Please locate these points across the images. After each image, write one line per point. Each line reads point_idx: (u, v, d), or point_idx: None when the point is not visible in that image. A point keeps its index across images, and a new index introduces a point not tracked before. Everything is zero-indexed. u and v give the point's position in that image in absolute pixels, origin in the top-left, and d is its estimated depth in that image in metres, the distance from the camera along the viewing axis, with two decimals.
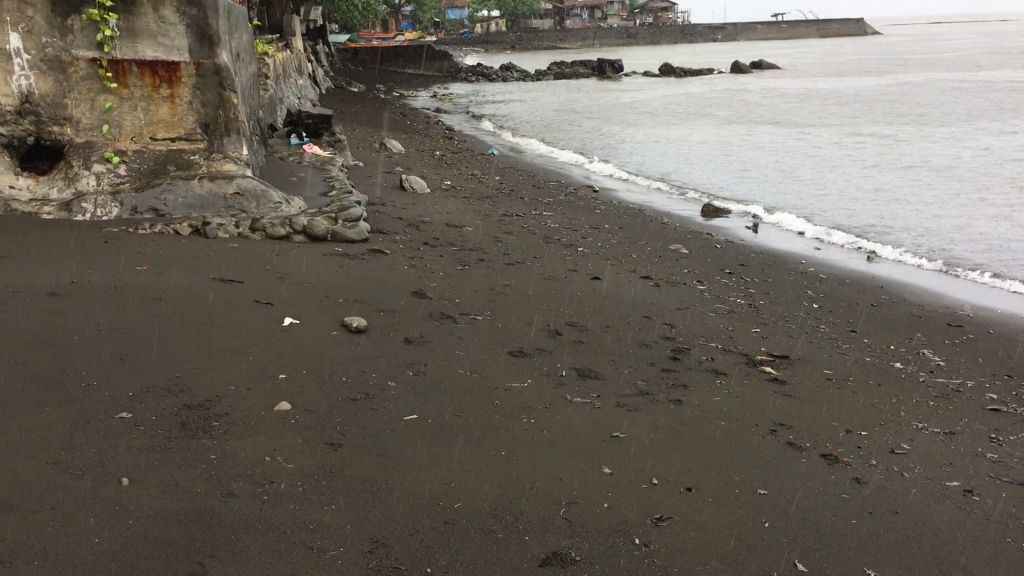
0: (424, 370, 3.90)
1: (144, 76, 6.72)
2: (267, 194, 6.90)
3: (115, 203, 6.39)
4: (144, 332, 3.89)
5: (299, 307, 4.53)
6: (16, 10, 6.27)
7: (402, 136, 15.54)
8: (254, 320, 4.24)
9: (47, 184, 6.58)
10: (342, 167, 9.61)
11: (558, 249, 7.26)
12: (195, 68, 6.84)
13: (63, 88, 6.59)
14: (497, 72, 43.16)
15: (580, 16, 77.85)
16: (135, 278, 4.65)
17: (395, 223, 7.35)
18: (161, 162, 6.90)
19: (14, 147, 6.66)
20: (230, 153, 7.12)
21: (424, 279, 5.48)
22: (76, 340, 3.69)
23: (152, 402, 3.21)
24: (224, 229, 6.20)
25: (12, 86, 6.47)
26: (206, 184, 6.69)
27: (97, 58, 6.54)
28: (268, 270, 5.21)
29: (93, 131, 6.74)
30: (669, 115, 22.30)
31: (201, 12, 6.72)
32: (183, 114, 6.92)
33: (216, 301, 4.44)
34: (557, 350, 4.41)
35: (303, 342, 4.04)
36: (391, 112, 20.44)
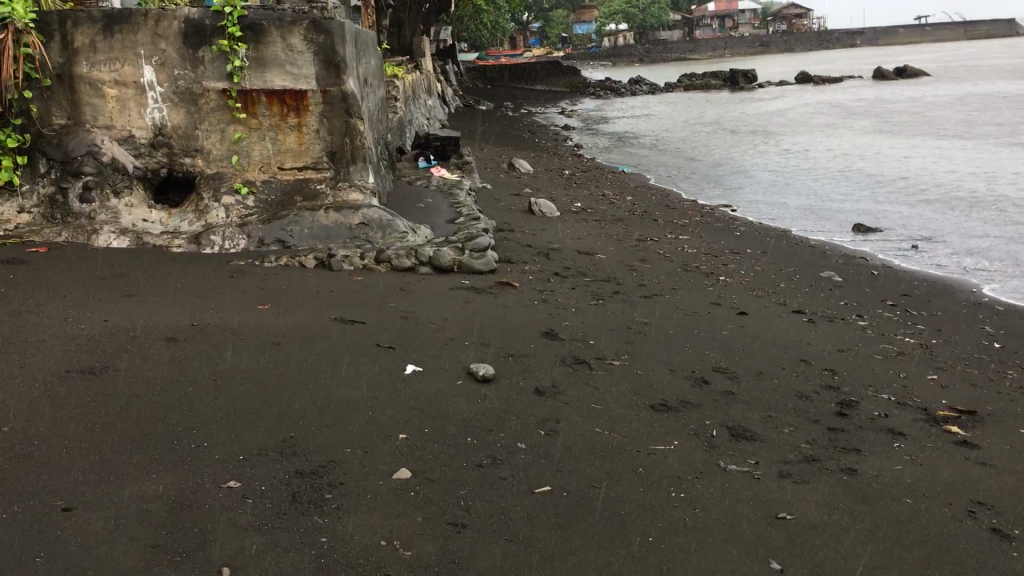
0: (558, 429, 3.51)
1: (272, 106, 6.62)
2: (393, 223, 6.68)
3: (242, 234, 6.28)
4: (262, 383, 3.66)
5: (422, 352, 4.23)
6: (150, 43, 6.33)
7: (531, 154, 15.32)
8: (375, 368, 3.96)
9: (178, 217, 6.55)
10: (470, 191, 9.36)
11: (698, 278, 6.77)
12: (322, 96, 6.69)
13: (194, 120, 6.59)
14: (624, 86, 42.59)
15: (711, 26, 76.49)
16: (255, 320, 4.46)
17: (524, 252, 7.02)
18: (289, 193, 6.75)
19: (149, 180, 6.67)
20: (356, 181, 6.91)
21: (555, 317, 5.10)
22: (190, 393, 3.48)
23: (263, 468, 2.95)
24: (350, 261, 6.01)
25: (146, 119, 6.55)
26: (332, 214, 6.52)
27: (227, 88, 6.50)
28: (392, 309, 4.94)
29: (224, 162, 6.70)
30: (809, 127, 21.29)
31: (329, 39, 6.56)
32: (311, 142, 6.78)
33: (338, 345, 4.20)
34: (706, 403, 3.94)
35: (426, 395, 3.72)
36: (520, 130, 20.28)
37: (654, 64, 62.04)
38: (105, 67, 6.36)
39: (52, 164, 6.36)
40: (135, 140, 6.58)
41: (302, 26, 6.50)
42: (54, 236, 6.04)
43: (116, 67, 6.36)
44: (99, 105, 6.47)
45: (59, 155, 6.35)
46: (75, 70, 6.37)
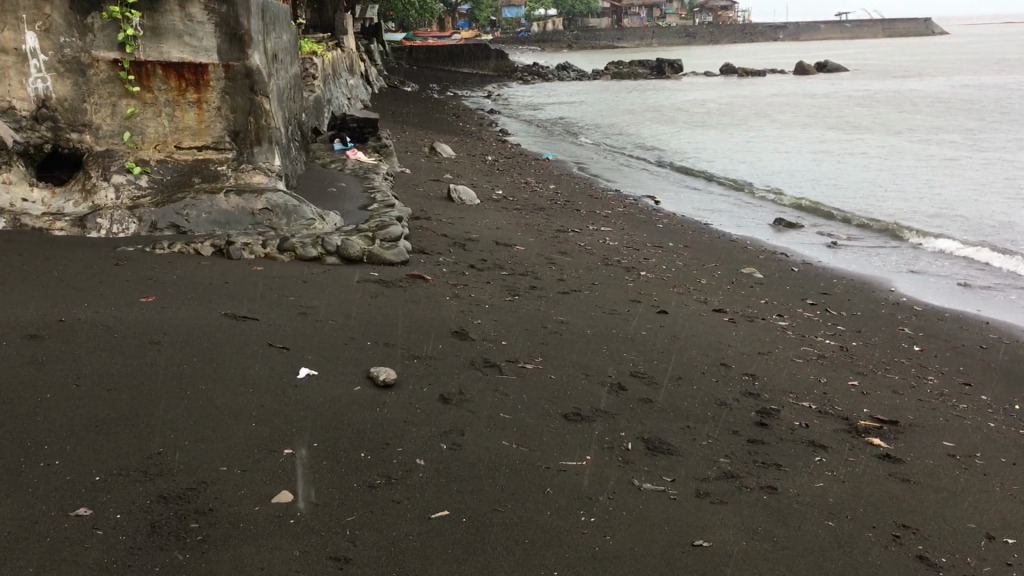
0: (462, 442, 3.22)
1: (169, 79, 6.17)
2: (300, 209, 6.28)
3: (133, 218, 5.81)
4: (132, 390, 3.27)
5: (317, 352, 3.90)
6: (33, 7, 5.81)
7: (454, 138, 14.98)
8: (264, 370, 3.61)
9: (63, 197, 6.02)
10: (386, 176, 8.99)
11: (618, 272, 6.56)
12: (223, 70, 6.27)
13: (82, 92, 6.09)
14: (552, 72, 42.37)
15: (639, 15, 76.88)
16: (133, 315, 4.05)
17: (438, 242, 6.70)
18: (186, 173, 6.30)
19: (31, 156, 6.13)
20: (260, 163, 6.52)
21: (466, 314, 4.80)
22: (46, 402, 3.09)
23: (121, 491, 2.59)
24: (250, 249, 5.61)
25: (28, 89, 6.00)
26: (233, 198, 6.09)
27: (119, 59, 6.02)
28: (290, 304, 4.58)
29: (114, 138, 6.21)
30: (733, 118, 21.39)
31: (232, 10, 6.15)
32: (212, 120, 6.36)
33: (225, 344, 3.83)
34: (621, 412, 3.70)
35: (318, 402, 3.39)
36: (444, 113, 19.90)
37: (582, 51, 61.97)
38: None
39: None
40: (15, 112, 6.03)
41: None
42: None
43: None
44: None
45: None
46: None
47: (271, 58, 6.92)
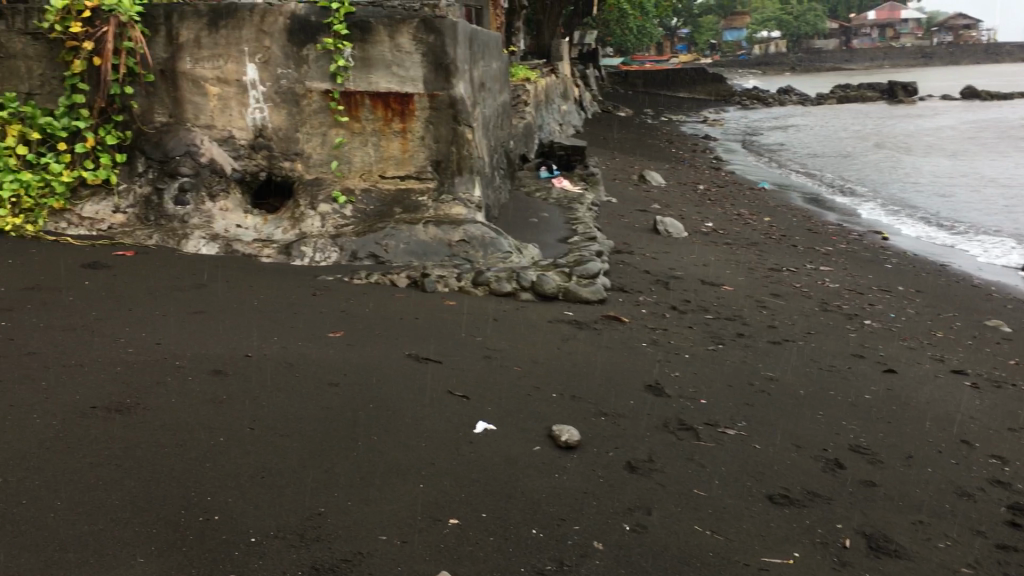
0: (647, 523, 2.84)
1: (376, 109, 6.16)
2: (497, 241, 6.05)
3: (334, 247, 5.83)
4: (304, 436, 3.19)
5: (498, 404, 3.67)
6: (255, 39, 6.03)
7: (666, 165, 14.56)
8: (441, 424, 3.42)
9: (273, 224, 6.18)
10: (591, 207, 8.67)
11: (839, 320, 5.92)
12: (429, 100, 6.16)
13: (296, 122, 6.22)
14: (772, 95, 40.83)
15: (872, 35, 73.00)
16: (316, 354, 4.01)
17: (639, 279, 6.33)
18: (388, 203, 6.28)
19: (247, 183, 6.40)
20: (461, 195, 6.36)
21: (663, 365, 4.40)
22: (219, 445, 3.07)
23: (275, 557, 2.44)
24: (445, 282, 5.47)
25: (247, 119, 6.24)
26: (431, 228, 5.99)
27: (330, 90, 6.09)
28: (475, 346, 4.39)
29: (324, 167, 6.28)
30: (978, 146, 19.54)
31: (439, 40, 6.01)
32: (415, 150, 6.26)
33: (403, 389, 3.71)
34: (838, 497, 3.18)
35: (491, 465, 3.13)
36: (658, 139, 19.51)
37: (807, 73, 59.37)
38: (208, 63, 6.12)
39: (150, 163, 6.20)
40: (235, 141, 6.30)
41: (411, 25, 5.99)
42: (144, 238, 5.88)
43: (221, 64, 6.11)
44: (201, 104, 6.23)
45: (157, 155, 6.17)
46: (179, 66, 6.15)
47: (477, 87, 6.82)
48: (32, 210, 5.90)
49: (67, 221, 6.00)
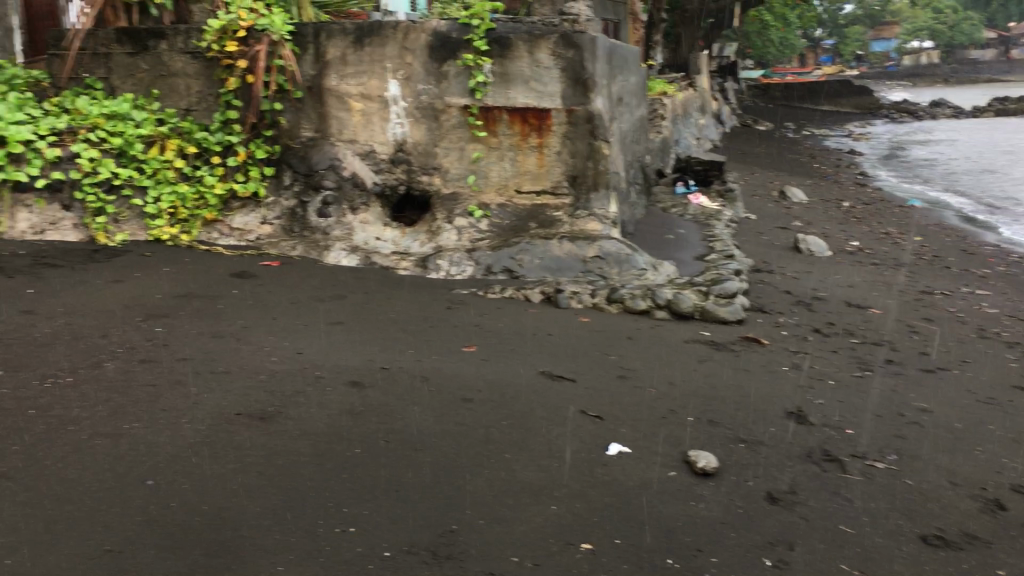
0: (789, 559, 2.71)
1: (514, 124, 6.16)
2: (632, 258, 5.93)
3: (470, 261, 5.88)
4: (437, 452, 3.26)
5: (632, 427, 3.62)
6: (398, 56, 6.16)
7: (808, 181, 14.09)
8: (572, 445, 3.40)
9: (411, 237, 6.29)
10: (729, 224, 8.44)
11: (999, 349, 5.54)
12: (566, 115, 6.09)
13: (435, 137, 6.30)
14: (923, 108, 38.99)
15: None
16: (451, 367, 4.15)
17: (780, 300, 6.11)
18: (523, 218, 6.26)
19: (387, 197, 6.49)
20: (596, 211, 6.22)
21: (807, 391, 4.22)
22: (356, 458, 3.18)
23: (407, 571, 2.49)
24: (578, 298, 5.43)
25: (388, 134, 6.36)
26: (566, 244, 5.94)
27: (469, 105, 6.14)
28: (609, 366, 4.35)
29: (461, 182, 6.34)
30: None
31: (578, 55, 5.97)
32: (551, 165, 6.21)
33: (535, 409, 3.72)
34: (1000, 541, 2.94)
35: (624, 489, 3.07)
36: (800, 154, 18.91)
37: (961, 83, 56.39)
38: (353, 80, 6.29)
39: (296, 176, 6.43)
40: (376, 155, 6.42)
41: (551, 39, 5.97)
42: (289, 250, 6.14)
43: (365, 80, 6.26)
44: (345, 119, 6.40)
45: (303, 168, 6.40)
46: (326, 82, 6.35)
47: (615, 102, 6.77)
48: (187, 221, 6.26)
49: (218, 231, 6.32)
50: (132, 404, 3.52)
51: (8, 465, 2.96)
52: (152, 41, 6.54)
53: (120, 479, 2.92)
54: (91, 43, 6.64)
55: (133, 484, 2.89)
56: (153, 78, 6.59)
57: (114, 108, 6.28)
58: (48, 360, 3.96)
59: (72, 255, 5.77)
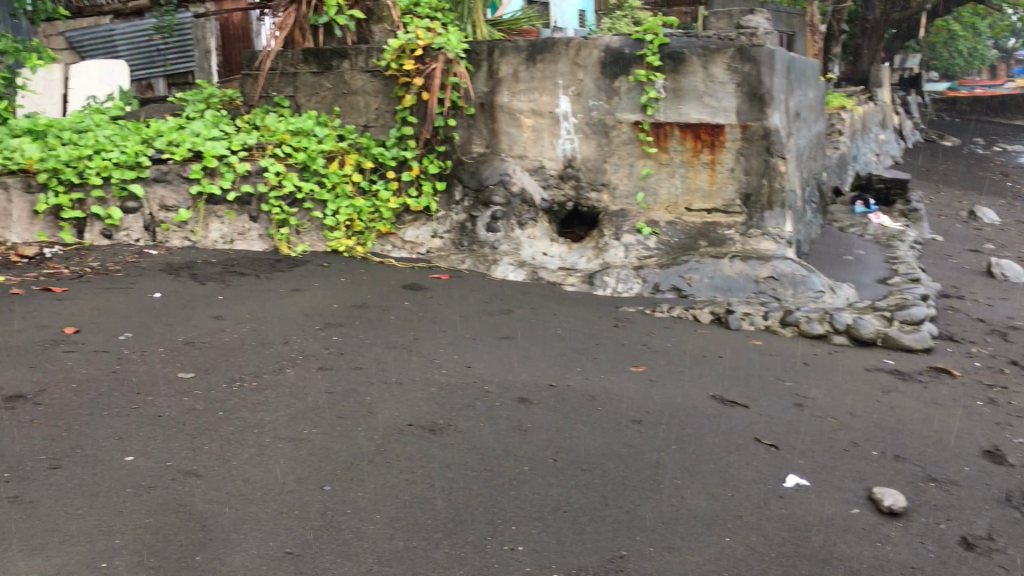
0: None
1: (686, 140, 6.04)
2: (809, 280, 5.64)
3: (637, 279, 5.79)
4: (605, 474, 3.21)
5: (811, 458, 3.45)
6: (569, 72, 6.19)
7: (1001, 201, 13.13)
8: (746, 474, 3.27)
9: (577, 253, 6.26)
10: (913, 245, 7.96)
11: None
12: (741, 131, 5.92)
13: (605, 153, 6.27)
14: None
15: None
16: (619, 387, 4.09)
17: (972, 328, 5.69)
18: (693, 236, 6.09)
19: (555, 212, 6.51)
20: (770, 229, 5.99)
21: (1005, 429, 3.89)
22: (524, 475, 3.17)
23: None
24: (750, 319, 5.25)
25: (558, 150, 6.38)
26: (738, 263, 5.74)
27: (640, 121, 6.08)
28: (784, 393, 4.18)
29: (629, 199, 6.30)
30: None
31: (755, 69, 5.78)
32: (724, 182, 6.06)
33: (707, 434, 3.61)
34: None
35: (802, 524, 2.93)
36: (992, 172, 17.67)
37: None
38: (524, 96, 6.35)
39: (466, 192, 6.53)
40: (545, 171, 6.46)
41: (726, 54, 5.82)
42: (458, 263, 6.21)
43: (536, 97, 6.32)
44: (516, 135, 6.47)
45: (473, 183, 6.49)
46: (498, 99, 6.45)
47: (793, 116, 6.53)
48: (363, 233, 6.47)
49: (391, 244, 6.52)
50: (310, 410, 3.65)
51: (199, 463, 3.12)
52: (335, 60, 6.84)
53: (300, 483, 3.03)
54: (280, 63, 7.04)
55: (313, 489, 2.99)
56: (335, 96, 6.89)
57: (299, 126, 6.60)
58: (235, 363, 4.17)
59: (257, 264, 6.08)
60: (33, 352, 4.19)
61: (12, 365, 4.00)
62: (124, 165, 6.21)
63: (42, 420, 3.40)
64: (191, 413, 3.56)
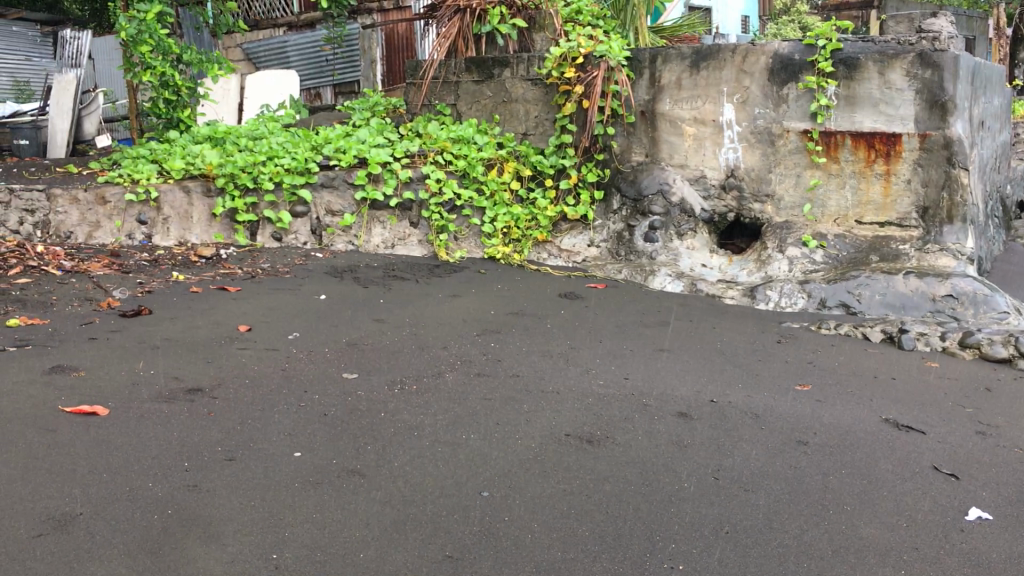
0: None
1: (858, 150, 5.76)
2: (993, 299, 5.20)
3: (802, 293, 5.55)
4: (772, 497, 3.07)
5: (997, 492, 3.19)
6: (734, 79, 6.03)
7: None
8: (925, 505, 3.06)
9: (738, 265, 6.11)
10: None
11: None
12: (919, 140, 5.61)
13: (770, 162, 6.05)
14: None
15: None
16: (785, 407, 3.92)
17: None
18: (864, 250, 5.79)
19: (715, 223, 6.36)
20: (949, 245, 5.60)
21: None
22: (685, 492, 3.08)
23: None
24: (926, 340, 4.94)
25: (720, 159, 6.21)
26: (913, 280, 5.40)
27: (809, 129, 5.85)
28: (965, 420, 3.89)
29: (795, 210, 6.06)
30: None
31: (937, 75, 5.45)
32: (899, 194, 5.74)
33: (881, 460, 3.41)
34: None
35: (989, 561, 2.70)
36: None
37: None
38: (687, 104, 6.24)
39: (624, 201, 6.47)
40: (707, 180, 6.30)
41: (905, 60, 5.53)
42: (615, 273, 6.15)
43: (699, 105, 6.19)
44: (677, 143, 6.35)
45: (632, 193, 6.42)
46: (660, 107, 6.35)
47: (976, 126, 6.13)
48: (520, 240, 6.52)
49: (548, 251, 6.57)
50: (469, 416, 3.67)
51: (362, 462, 3.19)
52: (496, 69, 6.91)
53: (460, 488, 3.04)
54: (443, 71, 7.17)
55: (471, 495, 2.99)
56: (496, 104, 6.97)
57: (460, 134, 6.74)
58: (396, 366, 4.27)
59: (416, 269, 6.21)
60: (209, 348, 4.40)
61: (191, 359, 4.22)
62: (295, 171, 6.45)
63: (217, 413, 3.57)
64: (355, 413, 3.65)
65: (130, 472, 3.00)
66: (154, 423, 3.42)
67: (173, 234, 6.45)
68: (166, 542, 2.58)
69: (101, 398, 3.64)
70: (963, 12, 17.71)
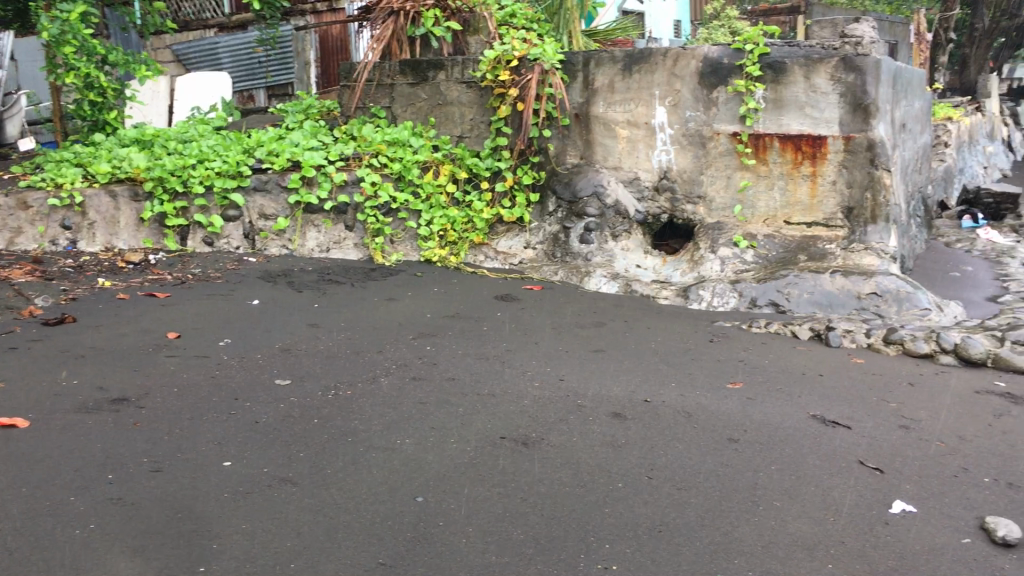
0: None
1: (786, 151, 5.88)
2: (915, 296, 5.36)
3: (734, 293, 5.66)
4: (702, 495, 3.12)
5: (919, 484, 3.29)
6: (666, 83, 6.11)
7: None
8: (850, 499, 3.14)
9: (672, 265, 6.21)
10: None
11: None
12: (844, 143, 5.74)
13: (702, 164, 6.15)
14: None
15: None
16: (716, 405, 3.99)
17: None
18: (792, 250, 5.92)
19: (649, 224, 6.45)
20: (874, 244, 5.76)
21: None
22: (618, 491, 3.12)
23: None
24: (852, 337, 5.05)
25: (653, 161, 6.30)
26: (839, 278, 5.54)
27: (739, 132, 5.95)
28: (889, 414, 4.00)
29: (726, 210, 6.16)
30: None
31: (859, 79, 5.60)
32: (825, 195, 5.87)
33: (808, 455, 3.50)
34: None
35: (910, 552, 2.79)
36: None
37: None
38: (620, 107, 6.31)
39: (560, 203, 6.53)
40: (640, 181, 6.38)
41: (830, 64, 5.66)
42: (551, 274, 6.20)
43: (631, 108, 6.26)
44: (611, 145, 6.42)
45: (567, 195, 6.49)
46: (593, 110, 6.41)
47: (898, 128, 6.29)
48: (456, 243, 6.51)
49: (484, 254, 6.57)
50: (403, 420, 3.66)
51: (294, 469, 3.17)
52: (431, 72, 6.90)
53: (393, 494, 3.03)
54: (377, 74, 7.13)
55: (405, 500, 2.99)
56: (431, 106, 6.95)
57: (395, 136, 6.71)
58: (330, 371, 4.23)
59: (351, 273, 6.17)
60: (137, 356, 4.32)
61: (118, 368, 4.13)
62: (226, 174, 6.36)
63: (143, 423, 3.50)
64: (287, 420, 3.61)
65: (51, 486, 2.93)
66: (77, 435, 3.34)
67: (100, 238, 6.32)
68: (90, 558, 2.53)
69: (21, 411, 3.55)
70: (886, 18, 18.23)
